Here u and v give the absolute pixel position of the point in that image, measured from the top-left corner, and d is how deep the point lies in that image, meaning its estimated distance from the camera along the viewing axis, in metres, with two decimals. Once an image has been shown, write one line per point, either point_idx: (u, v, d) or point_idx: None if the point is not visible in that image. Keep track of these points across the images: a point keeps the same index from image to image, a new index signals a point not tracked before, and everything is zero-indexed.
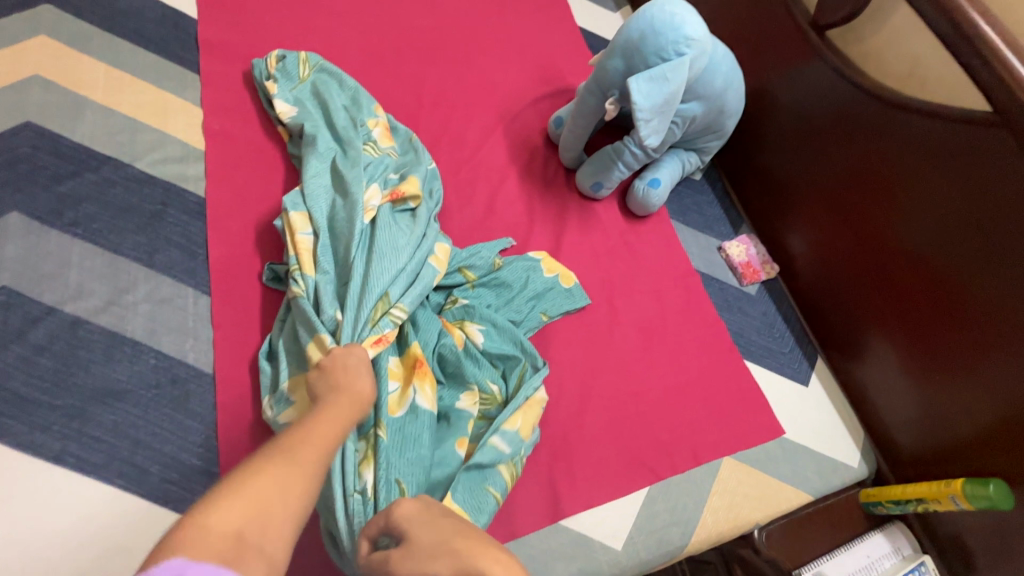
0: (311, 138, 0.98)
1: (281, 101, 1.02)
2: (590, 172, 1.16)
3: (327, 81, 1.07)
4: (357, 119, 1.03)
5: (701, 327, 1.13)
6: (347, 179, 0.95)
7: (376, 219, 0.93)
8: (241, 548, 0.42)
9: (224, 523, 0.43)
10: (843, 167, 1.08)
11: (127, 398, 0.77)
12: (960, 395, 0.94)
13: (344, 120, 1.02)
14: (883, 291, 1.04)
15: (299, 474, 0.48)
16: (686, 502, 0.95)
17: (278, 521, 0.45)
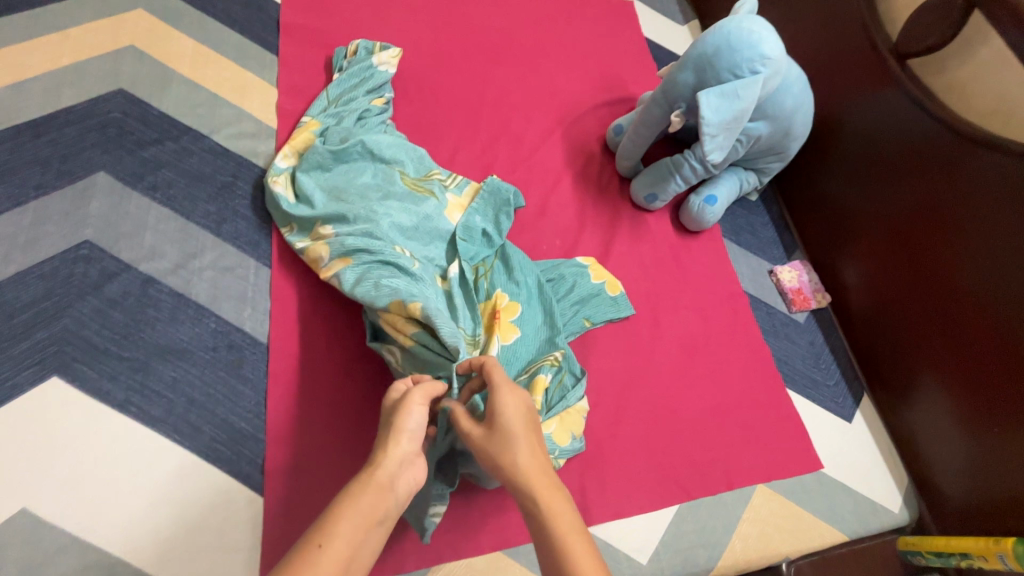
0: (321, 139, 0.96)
1: (330, 95, 1.04)
2: (646, 183, 1.16)
3: (346, 78, 1.06)
4: (364, 117, 1.02)
5: (744, 350, 1.11)
6: (361, 176, 0.92)
7: (397, 209, 0.89)
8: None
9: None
10: (910, 203, 1.04)
11: (187, 357, 0.80)
12: (1014, 450, 0.89)
13: (351, 115, 1.01)
14: (943, 334, 1.00)
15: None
16: (716, 525, 0.92)
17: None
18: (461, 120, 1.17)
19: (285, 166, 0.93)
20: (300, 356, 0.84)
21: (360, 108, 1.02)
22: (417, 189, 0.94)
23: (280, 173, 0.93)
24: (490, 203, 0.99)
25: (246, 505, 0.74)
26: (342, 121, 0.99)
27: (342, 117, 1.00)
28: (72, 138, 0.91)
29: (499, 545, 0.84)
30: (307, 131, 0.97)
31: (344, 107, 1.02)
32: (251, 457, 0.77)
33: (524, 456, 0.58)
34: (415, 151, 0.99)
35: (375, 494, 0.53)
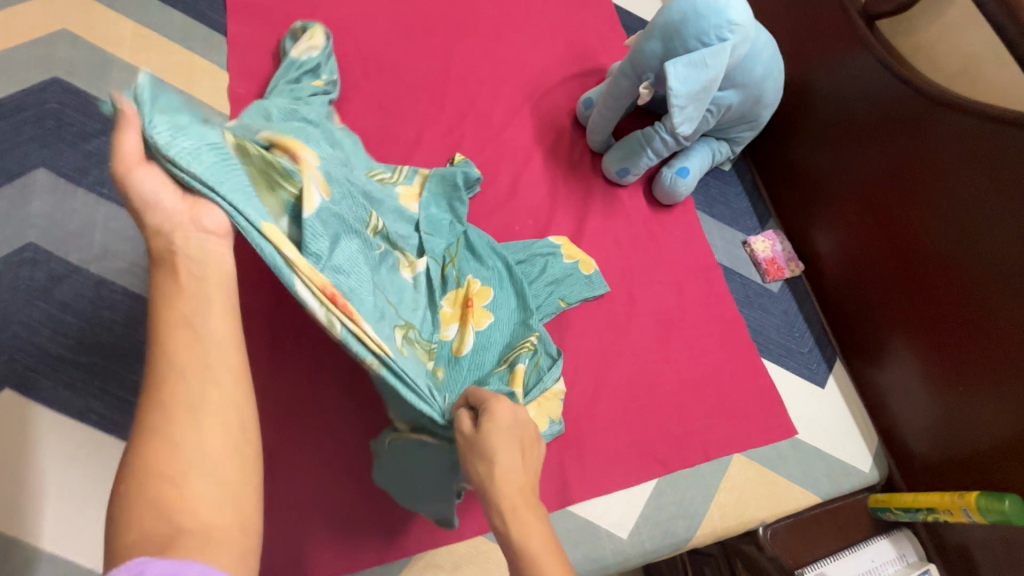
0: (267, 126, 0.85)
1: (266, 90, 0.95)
2: (617, 157, 1.14)
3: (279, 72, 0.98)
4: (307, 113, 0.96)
5: (719, 322, 1.11)
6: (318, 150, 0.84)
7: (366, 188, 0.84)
8: (169, 534, 0.38)
9: (134, 526, 0.38)
10: (882, 167, 1.04)
11: (148, 360, 0.77)
12: (979, 404, 0.92)
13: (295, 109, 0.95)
14: (915, 295, 1.01)
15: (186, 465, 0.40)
16: (694, 496, 0.93)
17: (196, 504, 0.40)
18: (425, 98, 1.13)
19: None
20: None
21: (310, 87, 0.96)
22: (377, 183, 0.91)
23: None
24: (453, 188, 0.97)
25: None
26: (290, 106, 0.92)
27: (290, 101, 0.93)
28: (7, 132, 0.85)
29: (481, 529, 0.86)
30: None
31: (290, 86, 0.94)
32: None
33: (507, 475, 0.56)
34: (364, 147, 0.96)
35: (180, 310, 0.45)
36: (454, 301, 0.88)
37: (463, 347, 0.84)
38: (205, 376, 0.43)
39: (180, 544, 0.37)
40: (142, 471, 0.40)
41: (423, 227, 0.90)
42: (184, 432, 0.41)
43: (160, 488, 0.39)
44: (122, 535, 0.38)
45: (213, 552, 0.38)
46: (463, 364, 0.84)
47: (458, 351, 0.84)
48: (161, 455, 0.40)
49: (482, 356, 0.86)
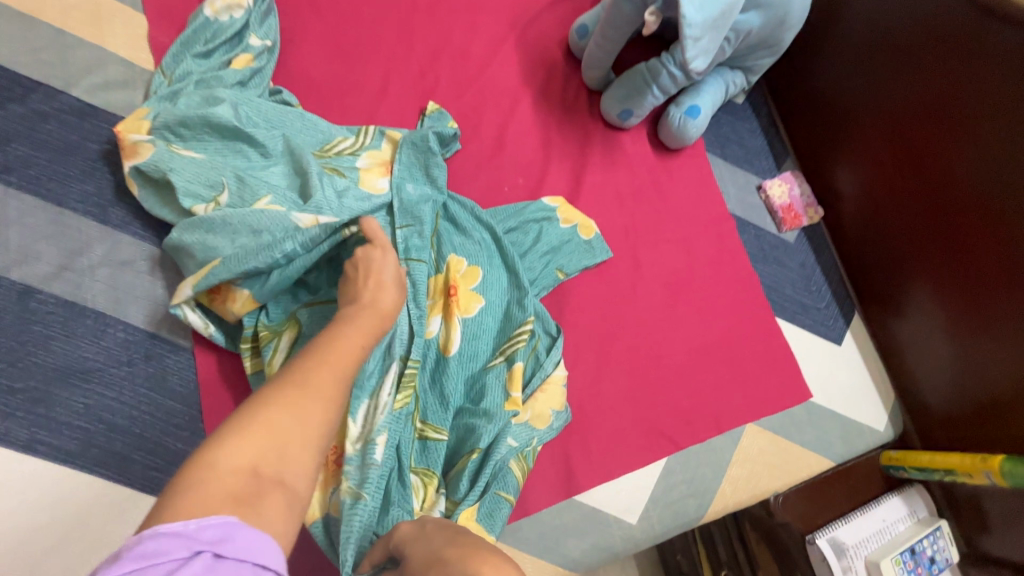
0: (185, 119, 0.74)
1: (182, 61, 0.81)
2: (618, 98, 0.99)
3: (196, 34, 0.82)
4: (237, 79, 0.81)
5: (731, 281, 1.02)
6: (229, 109, 0.75)
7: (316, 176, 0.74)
8: (259, 484, 0.41)
9: (234, 461, 0.41)
10: (916, 93, 0.94)
11: (96, 378, 0.68)
12: (1004, 354, 0.87)
13: (220, 77, 0.80)
14: (942, 235, 0.94)
15: (301, 434, 0.45)
16: (705, 473, 0.90)
17: (286, 463, 0.44)
18: (390, 35, 0.96)
19: (152, 111, 0.75)
20: (234, 359, 0.73)
21: (232, 26, 0.84)
22: (328, 164, 0.80)
23: (143, 120, 0.74)
24: (421, 153, 0.85)
25: None
26: (212, 61, 0.82)
27: (212, 51, 0.83)
28: None
29: None
30: (167, 78, 0.80)
31: (208, 31, 0.83)
32: None
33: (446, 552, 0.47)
34: (308, 116, 0.83)
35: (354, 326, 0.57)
36: (435, 291, 0.79)
37: (451, 347, 0.75)
38: (337, 377, 0.50)
39: (269, 497, 0.41)
40: (263, 403, 0.46)
41: (397, 211, 0.79)
42: (312, 406, 0.47)
43: (271, 421, 0.44)
44: (211, 467, 0.41)
45: (274, 516, 0.41)
46: (452, 367, 0.76)
47: (445, 351, 0.76)
48: (281, 415, 0.45)
49: (472, 353, 0.78)
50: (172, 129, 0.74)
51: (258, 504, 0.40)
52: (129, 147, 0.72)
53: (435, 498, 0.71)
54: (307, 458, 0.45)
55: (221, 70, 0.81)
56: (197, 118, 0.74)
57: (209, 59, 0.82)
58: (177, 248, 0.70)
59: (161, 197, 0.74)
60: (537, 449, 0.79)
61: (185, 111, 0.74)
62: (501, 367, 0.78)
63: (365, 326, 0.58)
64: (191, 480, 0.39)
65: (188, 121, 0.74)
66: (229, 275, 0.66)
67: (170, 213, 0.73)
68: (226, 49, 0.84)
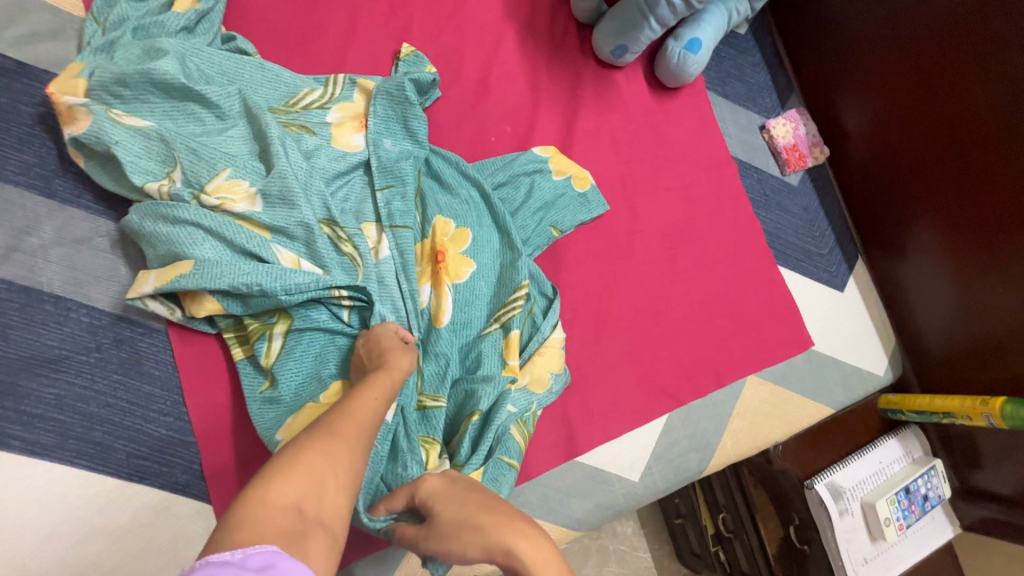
0: (125, 79, 0.65)
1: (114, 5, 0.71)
2: (612, 32, 0.90)
3: None
4: (179, 26, 0.72)
5: (733, 230, 0.98)
6: (174, 64, 0.67)
7: (281, 147, 0.68)
8: (303, 524, 0.40)
9: (281, 498, 0.40)
10: (935, 16, 0.87)
11: (66, 366, 0.64)
12: (1014, 296, 0.85)
13: (161, 24, 0.71)
14: (956, 168, 0.89)
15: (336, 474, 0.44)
16: (707, 427, 0.88)
17: (324, 503, 0.42)
18: None
19: (86, 67, 0.66)
20: (212, 338, 0.69)
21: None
22: (288, 122, 0.72)
23: (77, 79, 0.65)
24: (396, 104, 0.77)
25: (196, 517, 0.65)
26: (151, 4, 0.72)
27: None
28: None
29: None
30: (100, 26, 0.70)
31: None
32: (187, 464, 0.66)
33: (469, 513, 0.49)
34: (265, 68, 0.74)
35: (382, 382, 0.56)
36: (425, 257, 0.74)
37: (443, 318, 0.71)
38: (367, 429, 0.50)
39: (313, 540, 0.39)
40: (297, 450, 0.44)
41: (376, 170, 0.74)
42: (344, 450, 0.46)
43: (304, 463, 0.43)
44: (257, 507, 0.39)
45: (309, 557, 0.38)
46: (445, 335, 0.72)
47: (437, 321, 0.71)
48: (316, 456, 0.44)
49: (464, 319, 0.74)
50: (111, 89, 0.66)
51: (302, 545, 0.38)
52: (65, 111, 0.63)
53: (438, 462, 0.68)
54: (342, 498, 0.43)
55: (162, 15, 0.72)
56: (139, 77, 0.65)
57: (146, 3, 0.72)
58: (137, 235, 0.65)
59: (111, 170, 0.66)
60: (537, 413, 0.77)
61: (123, 67, 0.65)
62: (496, 334, 0.75)
63: (387, 380, 0.57)
64: (240, 518, 0.38)
65: (129, 80, 0.65)
66: (200, 287, 0.61)
67: (123, 189, 0.66)
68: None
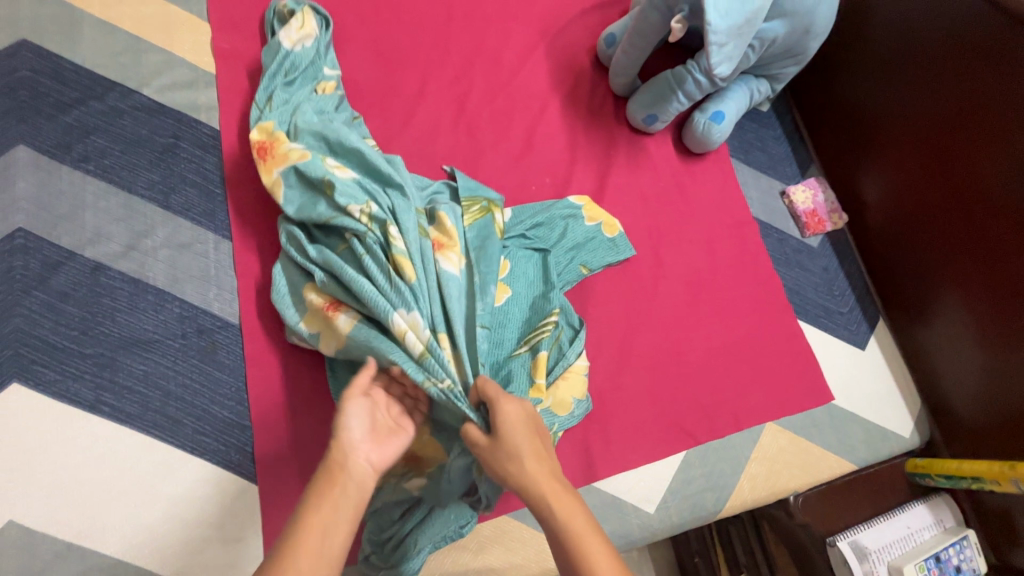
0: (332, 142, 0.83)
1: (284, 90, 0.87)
2: (644, 103, 1.03)
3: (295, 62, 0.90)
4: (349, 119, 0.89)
5: (753, 282, 1.04)
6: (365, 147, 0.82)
7: (416, 251, 0.76)
8: None
9: None
10: (940, 101, 0.96)
11: (155, 348, 0.74)
12: None
13: (331, 112, 0.88)
14: (968, 234, 0.94)
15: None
16: (724, 468, 0.90)
17: None
18: (429, 43, 1.03)
19: (277, 125, 0.84)
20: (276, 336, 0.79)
21: (309, 57, 0.91)
22: (419, 224, 0.78)
23: (275, 134, 0.83)
24: (480, 237, 0.82)
25: (241, 494, 0.72)
26: (302, 89, 0.89)
27: (294, 81, 0.89)
28: None
29: (504, 509, 0.80)
30: (266, 105, 0.86)
31: (288, 63, 0.89)
32: (240, 445, 0.74)
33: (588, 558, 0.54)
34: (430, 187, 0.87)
35: (336, 500, 0.55)
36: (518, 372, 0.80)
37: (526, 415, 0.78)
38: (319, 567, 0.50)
39: None
40: None
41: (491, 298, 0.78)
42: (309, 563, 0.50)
43: None
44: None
45: None
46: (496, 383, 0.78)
47: None
48: None
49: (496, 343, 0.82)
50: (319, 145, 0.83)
51: None
52: (281, 154, 0.81)
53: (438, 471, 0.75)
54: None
55: (316, 97, 0.89)
56: (336, 142, 0.83)
57: (293, 89, 0.88)
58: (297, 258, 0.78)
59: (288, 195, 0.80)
60: (558, 435, 0.82)
61: (326, 131, 0.83)
62: (527, 357, 0.81)
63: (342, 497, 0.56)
64: None
65: (331, 144, 0.83)
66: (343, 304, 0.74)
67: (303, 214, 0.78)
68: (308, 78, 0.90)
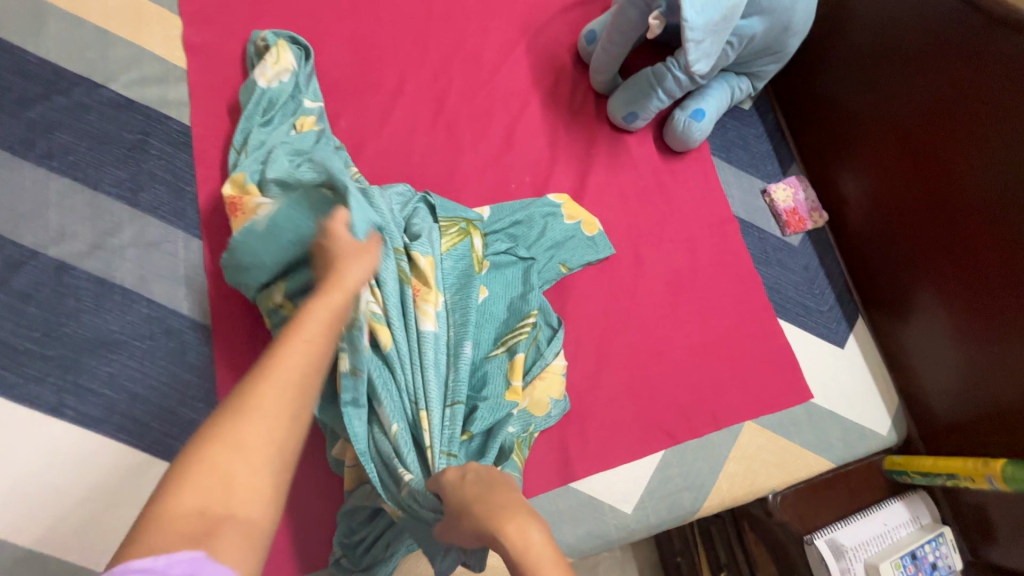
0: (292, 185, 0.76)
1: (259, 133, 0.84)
2: (624, 100, 1.02)
3: (269, 102, 0.86)
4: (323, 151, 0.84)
5: (733, 281, 1.04)
6: (333, 188, 0.77)
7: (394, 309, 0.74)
8: (211, 523, 0.41)
9: (181, 507, 0.41)
10: (916, 100, 0.97)
11: (121, 349, 0.73)
12: (1012, 363, 0.86)
13: (302, 146, 0.83)
14: (947, 234, 0.94)
15: (251, 457, 0.44)
16: (702, 468, 0.90)
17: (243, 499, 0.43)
18: (407, 38, 1.01)
19: (249, 175, 0.79)
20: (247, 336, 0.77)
21: (286, 91, 0.87)
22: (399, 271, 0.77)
23: (246, 185, 0.78)
24: (457, 266, 0.82)
25: None
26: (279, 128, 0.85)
27: (272, 119, 0.85)
28: None
29: None
30: (241, 150, 0.82)
31: (265, 103, 0.86)
32: None
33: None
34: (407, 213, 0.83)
35: (320, 315, 0.53)
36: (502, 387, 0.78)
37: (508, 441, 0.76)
38: (287, 396, 0.47)
39: (223, 534, 0.41)
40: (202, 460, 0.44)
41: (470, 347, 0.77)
42: (263, 425, 0.45)
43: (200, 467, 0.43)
44: (159, 525, 0.40)
45: (247, 552, 0.42)
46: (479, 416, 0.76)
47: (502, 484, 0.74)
48: (229, 460, 0.44)
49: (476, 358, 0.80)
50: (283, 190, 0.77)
51: (214, 545, 0.40)
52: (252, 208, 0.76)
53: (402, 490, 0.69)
54: (260, 481, 0.44)
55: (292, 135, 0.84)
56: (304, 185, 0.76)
57: (270, 129, 0.84)
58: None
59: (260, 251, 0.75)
60: (535, 435, 0.82)
61: (291, 176, 0.77)
62: (506, 359, 0.80)
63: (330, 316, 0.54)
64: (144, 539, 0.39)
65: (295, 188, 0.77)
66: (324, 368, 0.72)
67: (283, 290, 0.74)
68: (285, 114, 0.87)
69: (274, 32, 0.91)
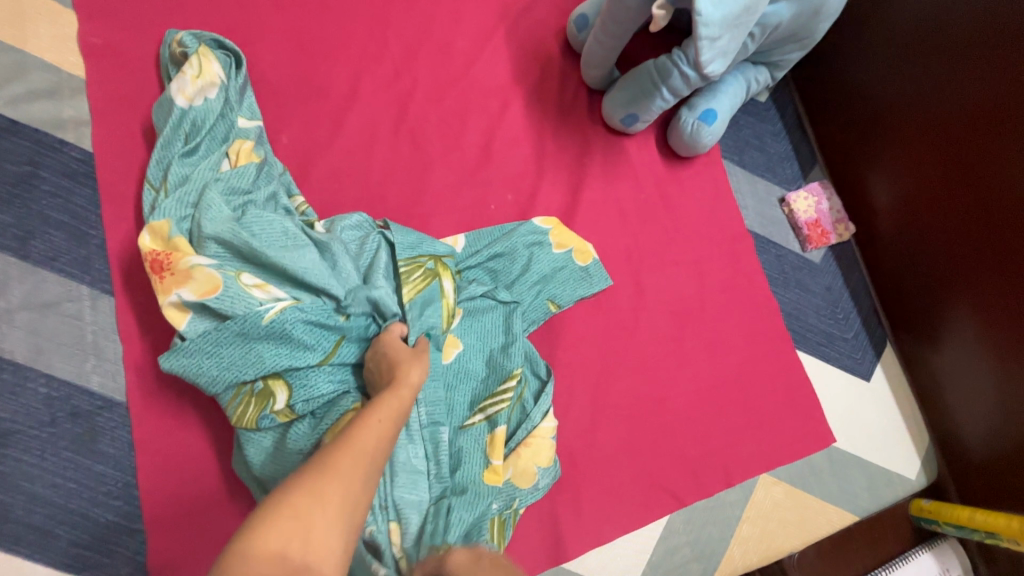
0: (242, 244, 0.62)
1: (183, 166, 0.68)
2: (622, 101, 0.86)
3: (194, 124, 0.69)
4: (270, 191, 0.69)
5: (747, 309, 0.91)
6: (292, 250, 0.64)
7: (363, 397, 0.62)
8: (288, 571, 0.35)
9: (261, 547, 0.35)
10: (965, 97, 0.82)
11: (14, 441, 0.60)
12: None
13: (243, 186, 0.68)
14: (995, 257, 0.81)
15: (331, 502, 0.39)
16: (712, 532, 0.80)
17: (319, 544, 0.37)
18: (362, 28, 0.84)
19: (175, 226, 0.63)
20: (174, 414, 0.65)
21: (213, 110, 0.71)
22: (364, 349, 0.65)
23: (171, 239, 0.63)
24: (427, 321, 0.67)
25: None
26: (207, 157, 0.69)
27: (197, 147, 0.69)
28: None
29: None
30: (160, 189, 0.66)
31: (188, 125, 0.69)
32: (131, 554, 0.61)
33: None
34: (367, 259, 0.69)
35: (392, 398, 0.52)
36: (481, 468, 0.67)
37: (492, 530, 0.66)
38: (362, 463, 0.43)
39: None
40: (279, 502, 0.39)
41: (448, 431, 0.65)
42: (343, 481, 0.41)
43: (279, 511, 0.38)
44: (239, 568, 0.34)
45: None
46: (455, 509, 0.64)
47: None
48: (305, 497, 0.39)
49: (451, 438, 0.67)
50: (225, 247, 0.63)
51: None
52: (183, 270, 0.60)
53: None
54: (339, 539, 0.38)
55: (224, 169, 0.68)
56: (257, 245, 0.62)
57: (196, 159, 0.69)
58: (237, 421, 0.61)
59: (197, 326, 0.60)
60: (520, 509, 0.70)
61: (236, 230, 0.63)
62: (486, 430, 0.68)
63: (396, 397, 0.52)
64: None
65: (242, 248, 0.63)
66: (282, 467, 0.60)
67: (231, 374, 0.59)
68: (216, 139, 0.70)
69: (197, 32, 0.74)
